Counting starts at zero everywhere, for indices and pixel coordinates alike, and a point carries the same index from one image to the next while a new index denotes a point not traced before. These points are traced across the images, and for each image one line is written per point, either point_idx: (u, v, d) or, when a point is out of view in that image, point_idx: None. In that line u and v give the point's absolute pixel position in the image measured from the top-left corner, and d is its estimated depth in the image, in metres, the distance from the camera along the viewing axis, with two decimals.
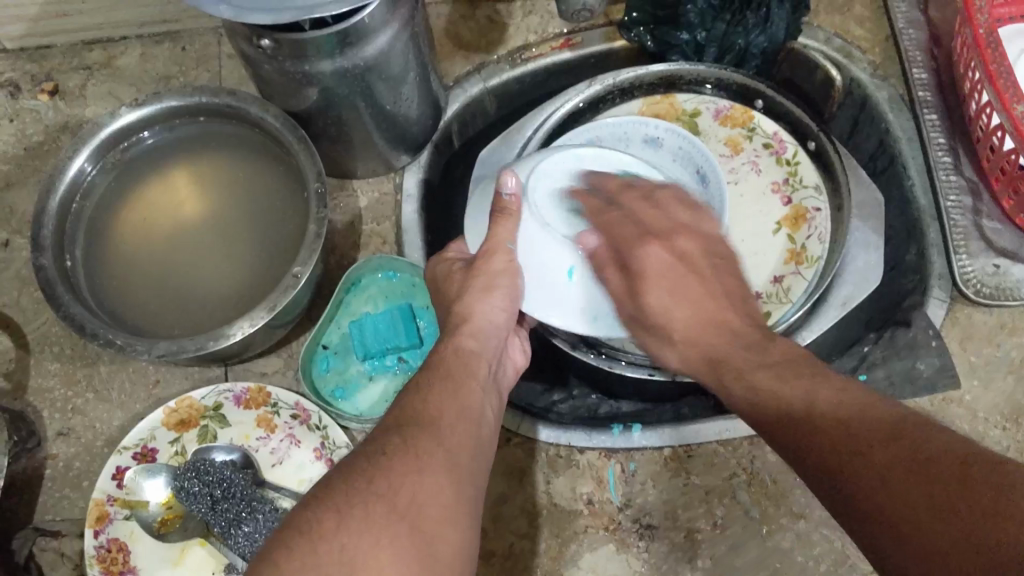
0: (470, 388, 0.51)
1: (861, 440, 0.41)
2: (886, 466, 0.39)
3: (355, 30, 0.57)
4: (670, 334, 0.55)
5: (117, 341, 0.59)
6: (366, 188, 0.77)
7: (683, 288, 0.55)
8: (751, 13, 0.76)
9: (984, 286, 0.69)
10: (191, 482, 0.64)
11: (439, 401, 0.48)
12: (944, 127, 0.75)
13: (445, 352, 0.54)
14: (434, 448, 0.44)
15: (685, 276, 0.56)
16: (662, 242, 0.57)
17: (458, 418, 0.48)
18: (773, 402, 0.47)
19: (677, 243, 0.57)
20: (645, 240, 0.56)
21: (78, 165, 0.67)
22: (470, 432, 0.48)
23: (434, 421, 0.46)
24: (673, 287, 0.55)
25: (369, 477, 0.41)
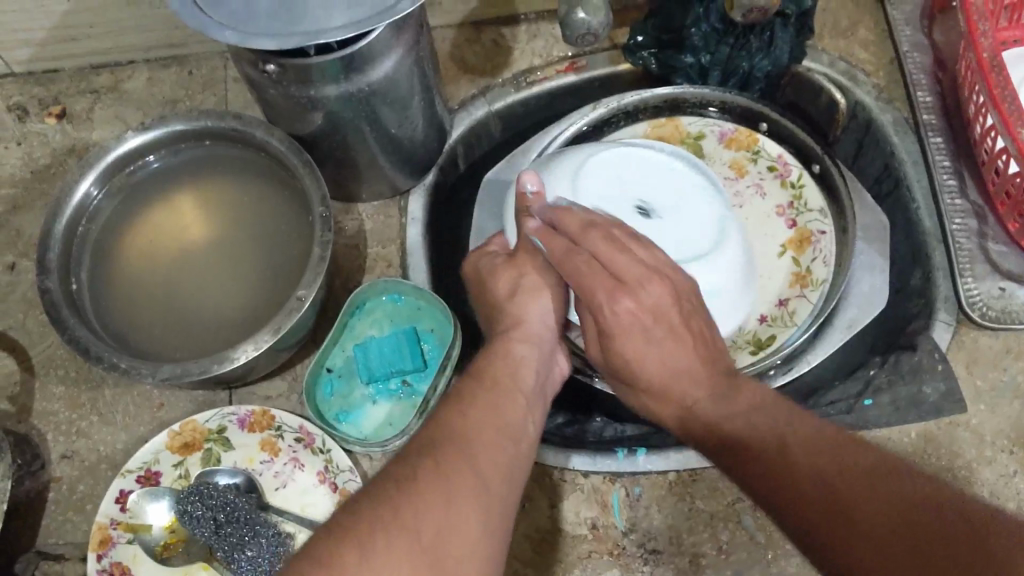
0: (511, 401, 0.51)
1: (838, 480, 0.43)
2: (872, 526, 0.40)
3: (360, 55, 0.58)
4: (638, 378, 0.54)
5: (122, 364, 0.59)
6: (371, 212, 0.77)
7: (655, 338, 0.52)
8: (755, 38, 0.75)
9: (990, 309, 0.69)
10: (195, 506, 0.64)
11: (476, 417, 0.48)
12: (949, 151, 0.75)
13: (499, 355, 0.55)
14: (465, 472, 0.44)
15: (658, 329, 0.52)
16: (632, 297, 0.52)
17: (486, 427, 0.48)
18: (749, 442, 0.47)
19: (649, 294, 0.52)
20: (613, 296, 0.52)
21: (84, 189, 0.68)
22: (508, 447, 0.47)
23: (466, 437, 0.46)
24: (644, 340, 0.52)
25: (392, 506, 0.40)
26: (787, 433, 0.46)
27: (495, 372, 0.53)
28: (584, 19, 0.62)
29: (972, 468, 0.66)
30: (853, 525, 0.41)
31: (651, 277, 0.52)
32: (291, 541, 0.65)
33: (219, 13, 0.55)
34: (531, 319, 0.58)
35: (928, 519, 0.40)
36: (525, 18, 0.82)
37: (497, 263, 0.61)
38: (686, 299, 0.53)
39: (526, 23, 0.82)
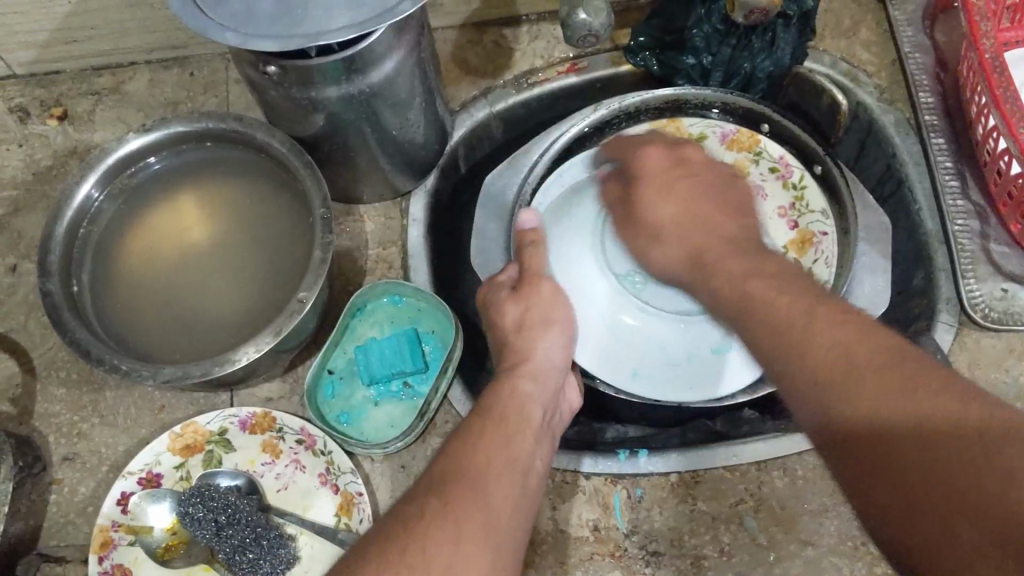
0: (521, 438, 0.52)
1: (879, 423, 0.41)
2: (906, 478, 0.39)
3: (360, 56, 0.57)
4: (660, 228, 0.66)
5: (123, 366, 0.59)
6: (372, 214, 0.77)
7: (669, 196, 0.67)
8: (757, 39, 0.75)
9: (992, 311, 0.69)
10: (196, 507, 0.64)
11: (487, 451, 0.49)
12: (951, 151, 0.74)
13: (504, 390, 0.56)
14: (474, 515, 0.45)
15: (681, 189, 0.67)
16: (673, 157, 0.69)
17: (494, 461, 0.48)
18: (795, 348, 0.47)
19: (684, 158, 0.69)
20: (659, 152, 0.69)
21: (86, 191, 0.68)
22: (516, 488, 0.48)
23: (480, 474, 0.47)
24: (662, 196, 0.67)
25: (404, 549, 0.42)
26: (832, 342, 0.45)
27: (505, 409, 0.54)
28: (585, 20, 0.62)
29: None
30: (901, 473, 0.39)
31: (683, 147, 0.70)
32: (293, 544, 0.65)
33: (220, 14, 0.55)
34: (540, 355, 0.60)
35: (953, 471, 0.37)
36: (526, 18, 0.82)
37: (505, 299, 0.63)
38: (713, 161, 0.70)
39: (528, 23, 0.82)
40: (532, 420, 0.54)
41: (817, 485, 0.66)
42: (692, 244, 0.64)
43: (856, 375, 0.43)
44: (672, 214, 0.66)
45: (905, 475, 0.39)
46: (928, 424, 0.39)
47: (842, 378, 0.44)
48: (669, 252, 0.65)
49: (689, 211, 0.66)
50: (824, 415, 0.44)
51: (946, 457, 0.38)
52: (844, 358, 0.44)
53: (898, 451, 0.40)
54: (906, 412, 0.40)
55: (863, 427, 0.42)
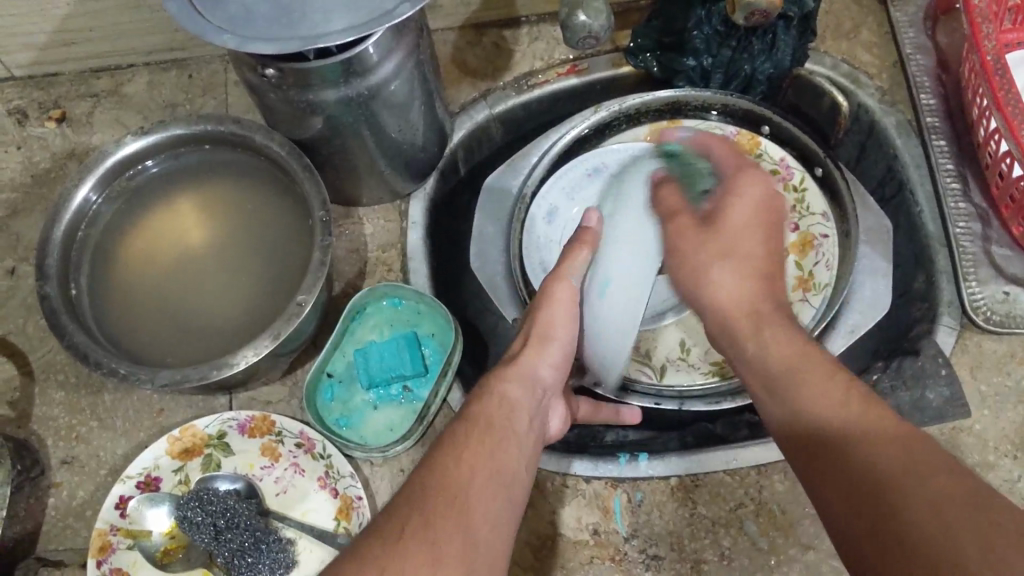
0: (507, 451, 0.50)
1: (860, 469, 0.43)
2: (867, 514, 0.41)
3: (359, 60, 0.57)
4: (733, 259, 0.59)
5: (121, 370, 0.59)
6: (371, 217, 0.77)
7: (759, 233, 0.60)
8: (758, 41, 0.74)
9: (994, 314, 0.69)
10: (195, 511, 0.64)
11: (471, 468, 0.47)
12: (952, 153, 0.74)
13: (492, 398, 0.54)
14: (453, 523, 0.43)
15: (767, 233, 0.60)
16: (768, 184, 0.61)
17: (477, 471, 0.47)
18: (805, 402, 0.49)
19: (778, 197, 0.62)
20: (752, 169, 0.62)
21: (83, 195, 0.67)
22: (499, 491, 0.47)
23: (461, 483, 0.46)
24: (753, 236, 0.60)
25: (379, 566, 0.40)
26: (834, 396, 0.47)
27: (490, 413, 0.52)
28: (584, 23, 0.62)
29: (975, 472, 0.65)
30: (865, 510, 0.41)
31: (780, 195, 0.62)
32: (292, 548, 0.64)
33: (217, 18, 0.55)
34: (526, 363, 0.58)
35: (911, 516, 0.38)
36: (526, 20, 0.82)
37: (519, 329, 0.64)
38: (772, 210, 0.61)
39: (528, 25, 0.82)
40: (516, 419, 0.53)
41: None
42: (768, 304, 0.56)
43: (814, 405, 0.48)
44: (742, 248, 0.59)
45: (848, 483, 0.43)
46: (867, 436, 0.44)
47: (800, 410, 0.49)
48: (735, 288, 0.58)
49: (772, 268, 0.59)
50: (815, 462, 0.46)
51: (883, 456, 0.42)
52: (801, 390, 0.49)
53: (844, 457, 0.44)
54: (853, 425, 0.45)
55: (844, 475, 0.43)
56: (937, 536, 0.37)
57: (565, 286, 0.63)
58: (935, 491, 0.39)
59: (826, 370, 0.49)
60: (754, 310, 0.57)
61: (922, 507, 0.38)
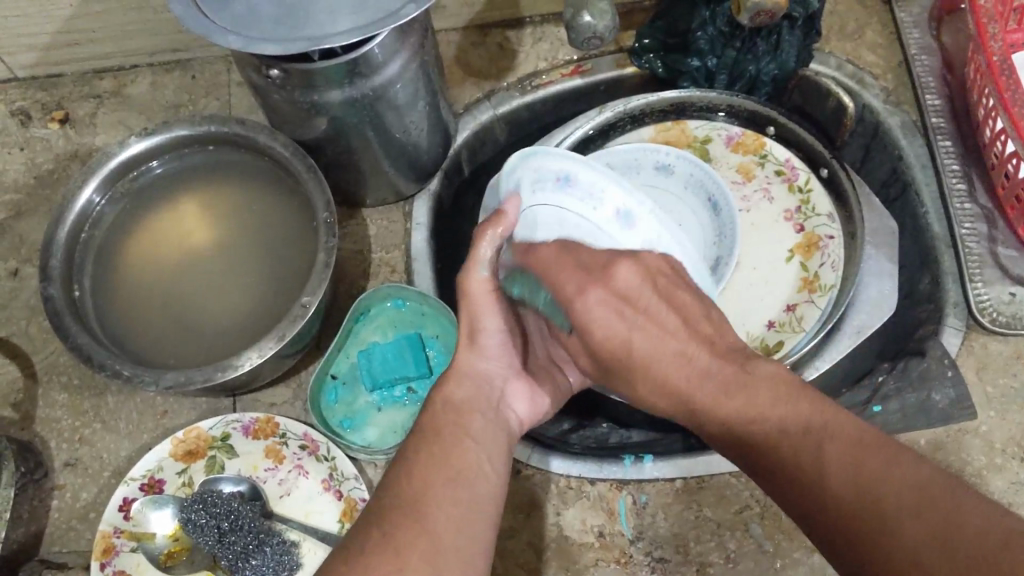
0: (465, 446, 0.49)
1: (835, 486, 0.41)
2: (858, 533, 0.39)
3: (364, 60, 0.57)
4: (638, 362, 0.52)
5: (125, 372, 0.59)
6: (375, 218, 0.77)
7: (632, 333, 0.53)
8: (762, 41, 0.74)
9: (1000, 315, 0.69)
10: (199, 514, 0.63)
11: (422, 470, 0.47)
12: (958, 154, 0.74)
13: (438, 407, 0.52)
14: (422, 536, 0.43)
15: (637, 318, 0.53)
16: (600, 287, 0.53)
17: (432, 482, 0.46)
18: (754, 421, 0.46)
19: (618, 280, 0.54)
20: (584, 288, 0.53)
21: (87, 196, 0.67)
22: (466, 502, 0.46)
23: (419, 497, 0.45)
24: (632, 339, 0.53)
25: None
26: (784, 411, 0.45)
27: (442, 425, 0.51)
28: (589, 23, 0.62)
29: (982, 474, 0.65)
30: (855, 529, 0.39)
31: (615, 265, 0.54)
32: (296, 550, 0.64)
33: (222, 19, 0.55)
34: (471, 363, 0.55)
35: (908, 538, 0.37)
36: (530, 21, 0.82)
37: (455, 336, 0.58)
38: (637, 300, 0.53)
39: (532, 26, 0.82)
40: (470, 421, 0.51)
41: None
42: (690, 378, 0.50)
43: (765, 424, 0.45)
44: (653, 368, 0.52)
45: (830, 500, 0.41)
46: (827, 436, 0.43)
47: (745, 416, 0.46)
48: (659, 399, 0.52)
49: (666, 332, 0.52)
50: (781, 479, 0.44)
51: (849, 463, 0.41)
52: (745, 412, 0.47)
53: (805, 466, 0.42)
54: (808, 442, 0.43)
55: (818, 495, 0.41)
56: (927, 553, 0.36)
57: (471, 281, 0.54)
58: (910, 500, 0.38)
59: (764, 381, 0.47)
60: (675, 395, 0.51)
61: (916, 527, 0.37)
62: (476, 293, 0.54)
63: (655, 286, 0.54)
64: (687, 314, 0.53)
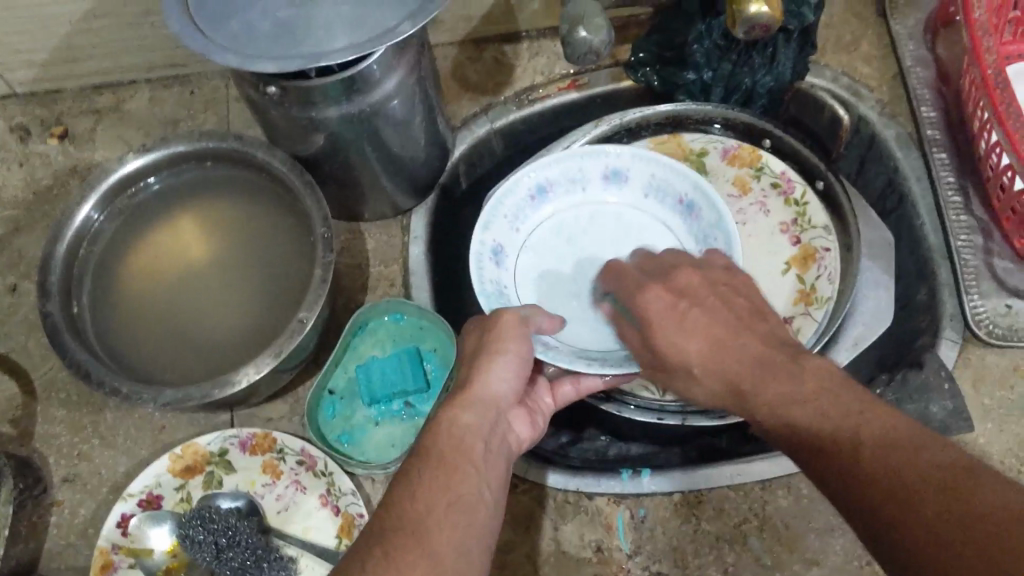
0: (465, 474, 0.49)
1: (869, 462, 0.41)
2: (885, 502, 0.39)
3: (361, 77, 0.57)
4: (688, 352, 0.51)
5: (123, 389, 0.59)
6: (373, 231, 0.77)
7: (689, 317, 0.53)
8: (758, 56, 0.75)
9: (996, 327, 0.68)
10: (197, 530, 0.63)
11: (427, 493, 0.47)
12: (954, 166, 0.74)
13: (441, 428, 0.51)
14: (419, 560, 0.42)
15: (692, 308, 0.53)
16: (660, 284, 0.55)
17: (433, 505, 0.46)
18: (792, 399, 0.46)
19: (675, 279, 0.56)
20: (643, 284, 0.56)
21: (85, 213, 0.68)
22: (461, 521, 0.46)
23: (419, 521, 0.45)
24: (685, 322, 0.52)
25: None
26: (823, 393, 0.45)
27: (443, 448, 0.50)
28: (585, 38, 0.62)
29: None
30: (883, 500, 0.39)
31: (677, 271, 0.56)
32: (294, 566, 0.65)
33: (219, 36, 0.55)
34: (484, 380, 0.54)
35: (941, 512, 0.37)
36: (527, 35, 0.82)
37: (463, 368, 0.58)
38: (695, 294, 0.54)
39: (528, 40, 0.82)
40: (474, 448, 0.50)
41: (820, 505, 0.66)
42: (743, 360, 0.50)
43: (801, 404, 0.46)
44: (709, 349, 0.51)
45: (860, 472, 0.41)
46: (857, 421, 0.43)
47: (783, 405, 0.47)
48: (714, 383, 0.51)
49: (723, 326, 0.52)
50: (812, 450, 0.44)
51: (883, 454, 0.41)
52: (778, 389, 0.47)
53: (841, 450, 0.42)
54: (847, 422, 0.43)
55: (848, 467, 0.42)
56: (956, 526, 0.36)
57: (507, 315, 0.56)
58: (932, 481, 0.38)
59: (798, 372, 0.48)
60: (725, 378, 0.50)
61: (948, 505, 0.37)
62: (509, 325, 0.55)
63: (719, 288, 0.55)
64: (745, 316, 0.53)
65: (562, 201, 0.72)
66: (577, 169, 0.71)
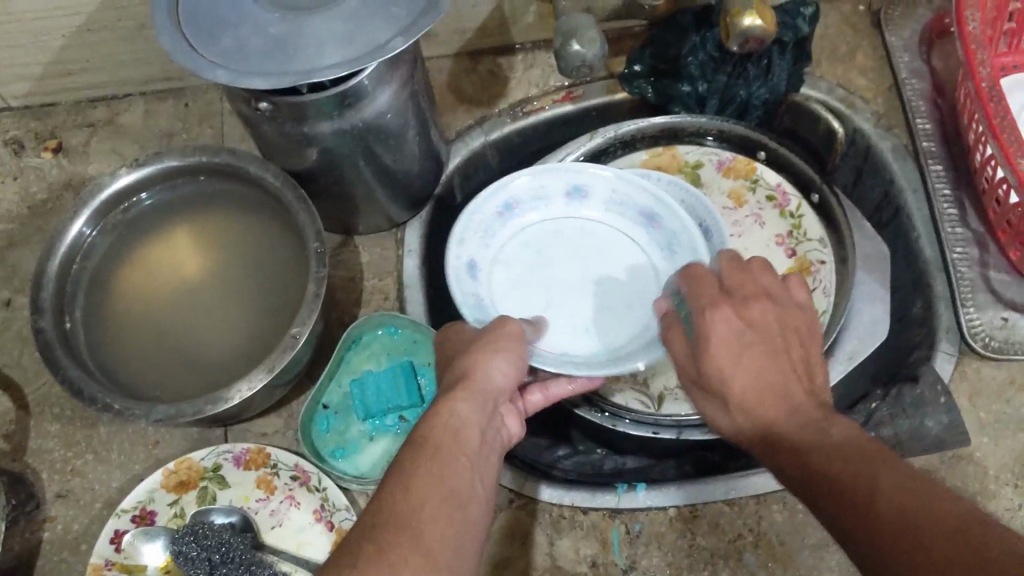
0: (459, 464, 0.48)
1: (870, 481, 0.40)
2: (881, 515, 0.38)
3: (353, 92, 0.57)
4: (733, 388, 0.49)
5: (115, 405, 0.59)
6: (367, 245, 0.77)
7: (747, 350, 0.50)
8: (752, 66, 0.75)
9: (992, 340, 0.68)
10: (190, 546, 0.62)
11: (423, 482, 0.45)
12: (950, 178, 0.74)
13: (438, 417, 0.50)
14: (412, 557, 0.41)
15: (756, 350, 0.50)
16: (732, 310, 0.51)
17: (427, 499, 0.45)
18: (808, 433, 0.46)
19: (750, 312, 0.51)
20: (717, 304, 0.52)
21: (77, 228, 0.68)
22: (456, 517, 0.45)
23: (409, 515, 0.43)
24: (744, 355, 0.50)
25: None
26: (833, 430, 0.45)
27: (438, 436, 0.49)
28: (578, 52, 0.62)
29: (975, 502, 0.64)
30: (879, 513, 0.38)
31: (753, 301, 0.52)
32: None
33: (210, 52, 0.55)
34: (482, 374, 0.54)
35: (937, 530, 0.36)
36: (521, 47, 0.82)
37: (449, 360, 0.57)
38: (762, 334, 0.51)
39: (523, 52, 0.82)
40: (468, 441, 0.49)
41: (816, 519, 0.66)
42: (779, 406, 0.48)
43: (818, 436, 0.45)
44: (760, 392, 0.49)
45: (860, 488, 0.40)
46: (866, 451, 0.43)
47: (798, 435, 0.46)
48: (738, 420, 0.50)
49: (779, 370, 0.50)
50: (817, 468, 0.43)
51: (884, 478, 0.40)
52: (801, 424, 0.47)
53: (840, 472, 0.42)
54: (857, 451, 0.43)
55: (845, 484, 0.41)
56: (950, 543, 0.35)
57: (510, 323, 0.57)
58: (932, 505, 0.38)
59: (811, 411, 0.48)
60: (757, 411, 0.49)
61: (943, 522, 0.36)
62: (508, 333, 0.56)
63: (786, 331, 0.52)
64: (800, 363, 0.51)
65: (529, 218, 0.72)
66: (541, 186, 0.71)
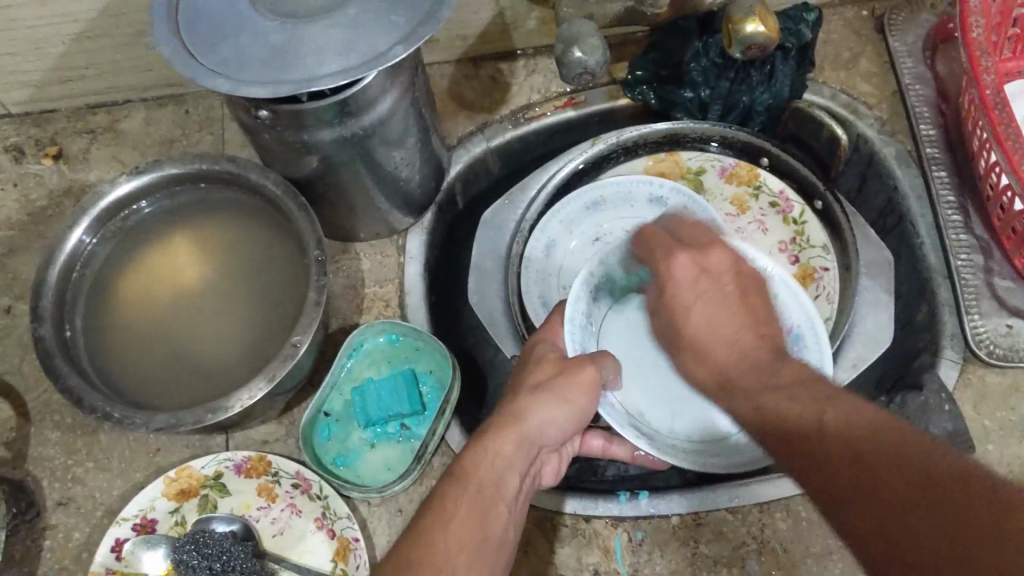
0: (495, 510, 0.49)
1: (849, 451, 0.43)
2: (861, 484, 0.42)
3: (354, 99, 0.57)
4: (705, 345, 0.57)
5: (115, 414, 0.59)
6: (369, 252, 0.76)
7: (708, 297, 0.57)
8: (756, 71, 0.75)
9: (997, 347, 0.68)
10: (191, 555, 0.62)
11: (461, 523, 0.46)
12: (954, 186, 0.74)
13: (487, 454, 0.51)
14: None
15: (715, 290, 0.58)
16: (690, 255, 0.59)
17: (462, 543, 0.45)
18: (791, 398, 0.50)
19: (708, 256, 0.59)
20: (674, 251, 0.60)
21: (77, 236, 0.67)
22: (480, 559, 0.46)
23: (443, 553, 0.44)
24: (708, 300, 0.57)
25: None
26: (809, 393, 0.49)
27: (479, 474, 0.50)
28: (580, 58, 0.62)
29: None
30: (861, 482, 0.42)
31: (712, 247, 0.59)
32: None
33: (210, 61, 0.55)
34: (541, 421, 0.54)
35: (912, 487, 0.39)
36: (523, 53, 0.82)
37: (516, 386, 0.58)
38: (718, 273, 0.58)
39: (525, 58, 0.82)
40: (507, 487, 0.51)
41: (820, 528, 0.65)
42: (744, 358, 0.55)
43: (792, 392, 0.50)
44: (728, 339, 0.56)
45: (839, 463, 0.43)
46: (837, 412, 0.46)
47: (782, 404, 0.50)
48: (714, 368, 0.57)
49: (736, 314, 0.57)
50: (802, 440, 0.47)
51: (859, 442, 0.43)
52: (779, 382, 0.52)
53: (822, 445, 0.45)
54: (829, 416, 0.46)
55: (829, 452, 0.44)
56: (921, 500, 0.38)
57: (590, 371, 0.57)
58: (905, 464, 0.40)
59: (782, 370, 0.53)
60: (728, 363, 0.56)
61: (915, 480, 0.39)
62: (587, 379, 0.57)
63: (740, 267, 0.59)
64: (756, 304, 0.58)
65: None
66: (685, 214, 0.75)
